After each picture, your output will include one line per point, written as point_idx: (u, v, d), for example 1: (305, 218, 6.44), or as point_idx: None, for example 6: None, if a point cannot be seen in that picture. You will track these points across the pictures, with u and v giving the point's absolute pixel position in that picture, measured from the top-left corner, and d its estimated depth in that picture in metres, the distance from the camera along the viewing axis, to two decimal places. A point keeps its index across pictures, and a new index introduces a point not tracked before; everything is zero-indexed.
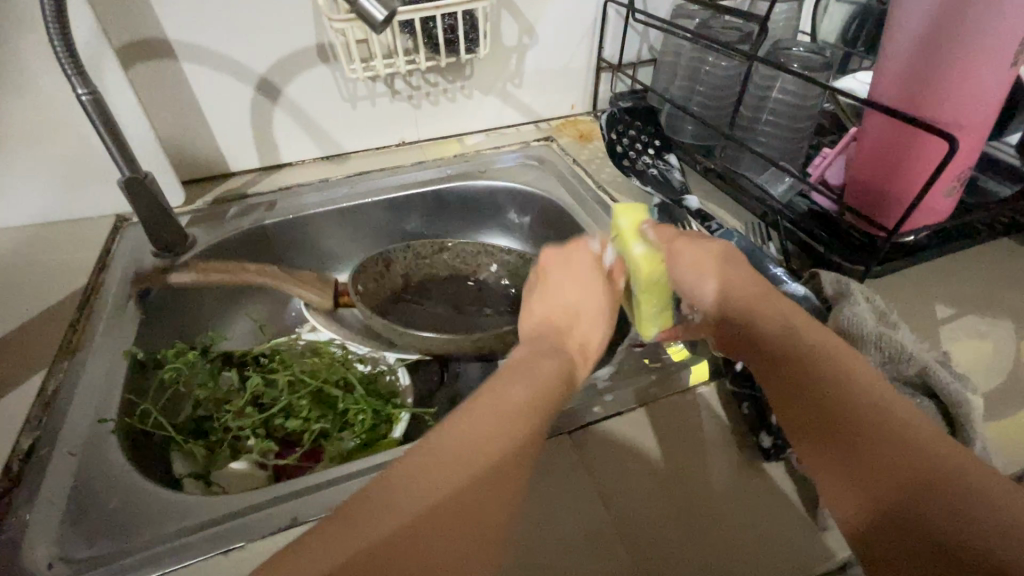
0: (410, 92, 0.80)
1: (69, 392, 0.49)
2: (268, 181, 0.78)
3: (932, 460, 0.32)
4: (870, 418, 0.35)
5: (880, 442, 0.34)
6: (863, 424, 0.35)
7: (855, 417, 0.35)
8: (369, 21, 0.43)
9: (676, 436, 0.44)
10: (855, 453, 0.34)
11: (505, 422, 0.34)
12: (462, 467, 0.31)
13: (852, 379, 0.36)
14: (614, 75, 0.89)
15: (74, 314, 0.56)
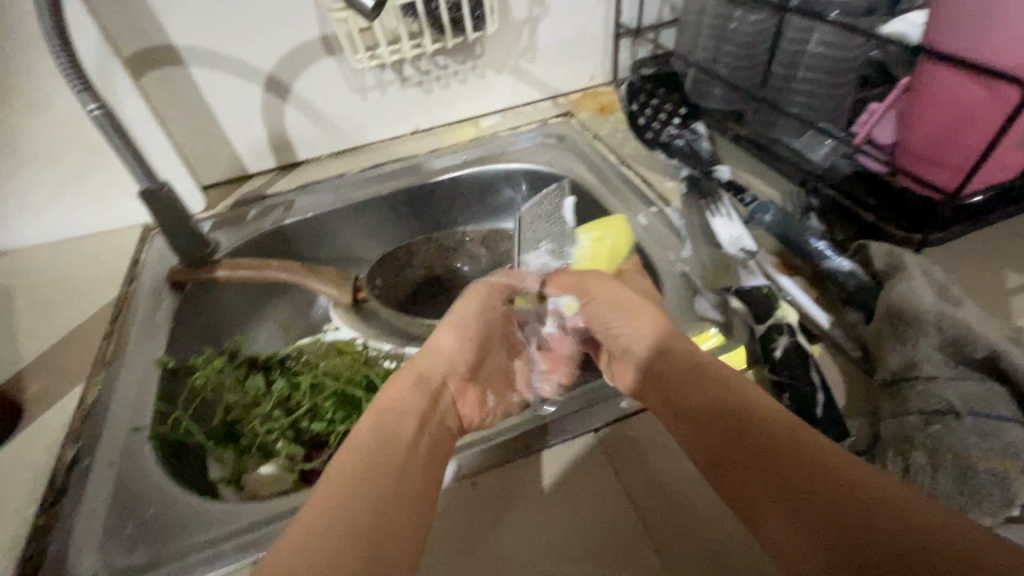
0: (420, 78, 0.77)
1: (106, 402, 0.50)
2: (285, 180, 0.78)
3: (825, 472, 0.31)
4: (760, 442, 0.33)
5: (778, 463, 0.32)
6: (768, 461, 0.32)
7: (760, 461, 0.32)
8: (361, 10, 0.43)
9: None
10: (760, 472, 0.32)
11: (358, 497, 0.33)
12: (352, 485, 0.33)
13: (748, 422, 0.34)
14: (634, 41, 0.83)
15: (108, 326, 0.58)
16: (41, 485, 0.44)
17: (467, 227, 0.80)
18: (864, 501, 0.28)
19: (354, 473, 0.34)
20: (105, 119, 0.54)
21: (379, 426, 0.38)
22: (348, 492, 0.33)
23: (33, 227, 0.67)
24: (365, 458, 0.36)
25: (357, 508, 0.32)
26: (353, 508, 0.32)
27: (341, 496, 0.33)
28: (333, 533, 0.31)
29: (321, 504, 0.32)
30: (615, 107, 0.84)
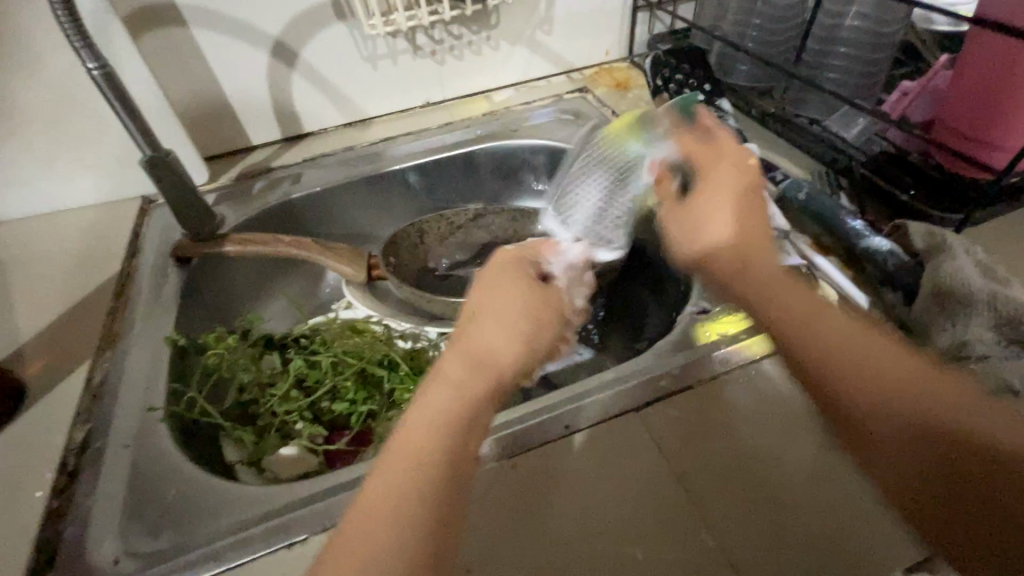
0: (433, 48, 0.74)
1: (116, 381, 0.47)
2: (291, 153, 0.74)
3: (939, 431, 0.31)
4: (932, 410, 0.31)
5: (903, 412, 0.32)
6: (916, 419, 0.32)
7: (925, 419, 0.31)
8: None
9: (753, 409, 0.40)
10: (898, 437, 0.32)
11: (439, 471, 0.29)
12: (450, 440, 0.30)
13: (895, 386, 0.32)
14: (652, 15, 0.81)
15: (112, 301, 0.55)
16: (53, 467, 0.41)
17: (480, 205, 0.78)
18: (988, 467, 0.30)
19: (447, 419, 0.31)
20: (106, 79, 0.50)
21: (472, 364, 0.33)
22: (435, 440, 0.30)
23: (24, 198, 0.63)
24: (459, 397, 0.32)
25: (454, 452, 0.30)
26: (439, 456, 0.30)
27: (431, 447, 0.30)
28: (428, 481, 0.29)
29: (407, 448, 0.30)
30: (632, 84, 0.82)
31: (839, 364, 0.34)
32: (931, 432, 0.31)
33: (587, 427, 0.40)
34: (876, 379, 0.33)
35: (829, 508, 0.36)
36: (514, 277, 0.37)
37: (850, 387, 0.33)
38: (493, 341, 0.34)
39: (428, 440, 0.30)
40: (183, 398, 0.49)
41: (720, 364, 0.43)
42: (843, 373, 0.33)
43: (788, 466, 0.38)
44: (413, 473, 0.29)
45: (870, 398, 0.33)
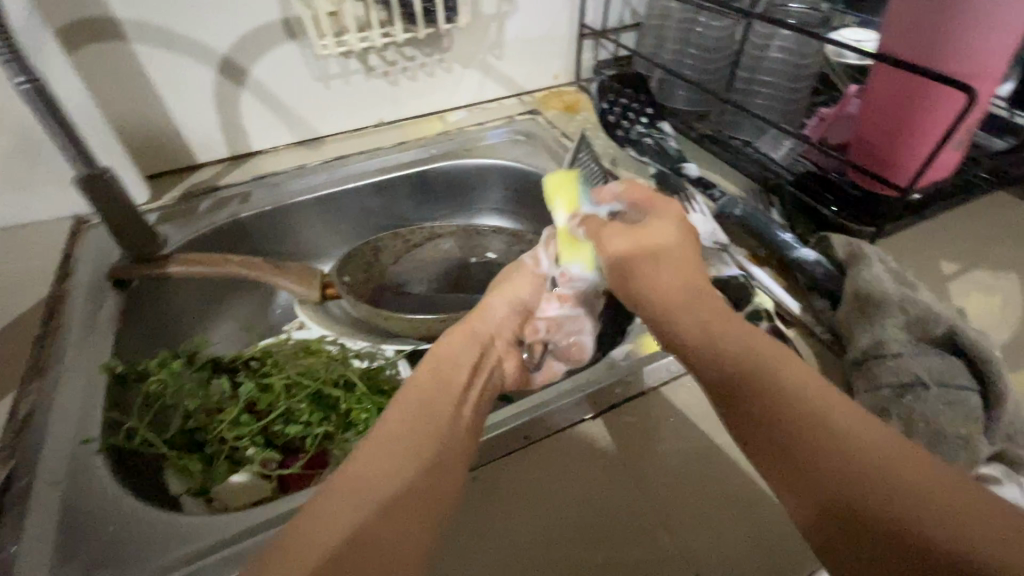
0: (386, 68, 0.75)
1: (45, 412, 0.44)
2: (237, 173, 0.73)
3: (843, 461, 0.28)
4: (823, 459, 0.28)
5: (835, 460, 0.28)
6: (826, 452, 0.29)
7: (818, 455, 0.29)
8: None
9: (705, 409, 0.43)
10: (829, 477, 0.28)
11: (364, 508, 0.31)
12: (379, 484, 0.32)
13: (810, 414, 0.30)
14: (597, 42, 0.86)
15: (40, 327, 0.51)
16: None
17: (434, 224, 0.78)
18: (878, 494, 0.27)
19: (399, 488, 0.32)
20: (36, 94, 0.48)
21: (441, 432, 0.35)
22: (387, 504, 0.31)
23: None
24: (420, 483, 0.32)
25: (405, 522, 0.31)
26: (394, 526, 0.30)
27: (370, 504, 0.31)
28: (380, 540, 0.29)
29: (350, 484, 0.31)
30: (580, 106, 0.86)
31: (777, 415, 0.31)
32: (834, 513, 0.28)
33: (545, 436, 0.41)
34: (830, 461, 0.28)
35: (770, 497, 0.38)
36: (518, 279, 0.51)
37: (825, 441, 0.29)
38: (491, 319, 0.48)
39: (383, 504, 0.31)
40: (123, 427, 0.46)
41: (670, 370, 0.45)
42: (826, 449, 0.29)
43: (737, 461, 0.40)
44: (335, 511, 0.30)
45: (829, 455, 0.28)
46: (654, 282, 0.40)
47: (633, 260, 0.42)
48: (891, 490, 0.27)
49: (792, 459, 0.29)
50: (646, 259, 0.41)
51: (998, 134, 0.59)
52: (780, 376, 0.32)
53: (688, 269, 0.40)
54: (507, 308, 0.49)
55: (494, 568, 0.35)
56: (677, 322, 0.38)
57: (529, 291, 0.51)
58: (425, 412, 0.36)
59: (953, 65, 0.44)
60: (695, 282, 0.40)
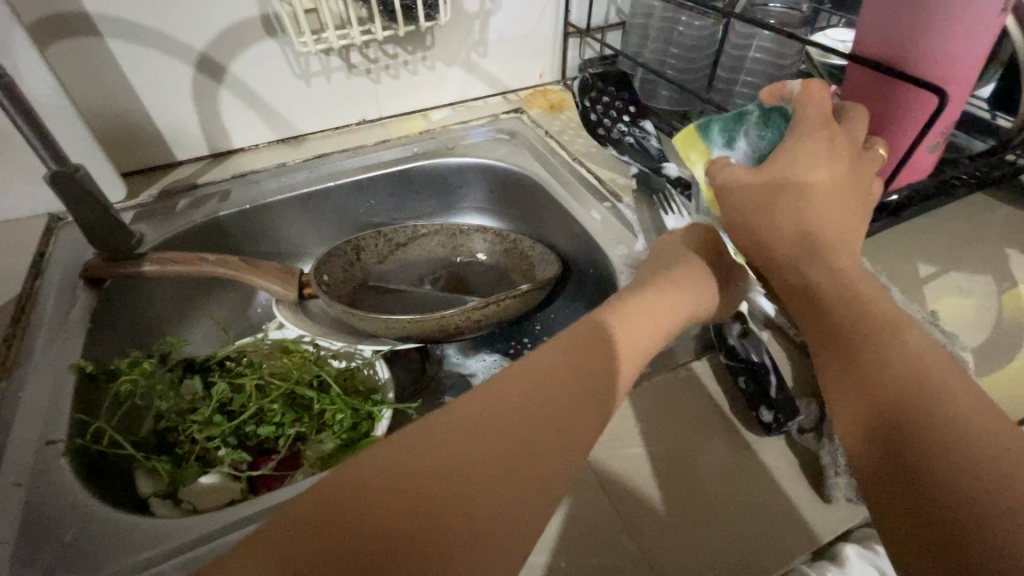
0: (368, 66, 0.74)
1: (10, 414, 0.44)
2: (216, 170, 0.72)
3: (921, 415, 0.28)
4: (914, 416, 0.28)
5: (928, 410, 0.28)
6: (900, 402, 0.29)
7: (903, 400, 0.29)
8: None
9: (678, 414, 0.43)
10: (915, 428, 0.28)
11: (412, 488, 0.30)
12: (416, 473, 0.30)
13: (916, 377, 0.30)
14: (582, 40, 0.85)
15: (9, 327, 0.51)
16: None
17: (416, 223, 0.78)
18: (933, 445, 0.27)
19: (462, 461, 0.31)
20: None
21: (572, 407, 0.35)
22: (431, 474, 0.30)
23: None
24: (511, 457, 0.32)
25: (419, 509, 0.29)
26: (408, 502, 0.29)
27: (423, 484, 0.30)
28: (377, 495, 0.29)
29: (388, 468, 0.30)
30: (565, 105, 0.85)
31: (893, 366, 0.31)
32: (901, 449, 0.28)
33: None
34: (922, 409, 0.28)
35: (734, 500, 0.38)
36: (694, 279, 0.47)
37: (917, 394, 0.29)
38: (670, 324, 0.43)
39: (413, 456, 0.31)
40: (91, 427, 0.46)
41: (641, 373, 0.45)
42: (903, 379, 0.30)
43: (707, 467, 0.40)
44: (379, 484, 0.29)
45: (945, 430, 0.27)
46: (772, 235, 0.40)
47: (750, 195, 0.41)
48: (981, 443, 0.26)
49: (874, 395, 0.30)
50: (762, 208, 0.41)
51: (976, 136, 0.59)
52: (879, 336, 0.32)
53: (815, 206, 0.39)
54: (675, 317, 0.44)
55: None
56: (832, 264, 0.37)
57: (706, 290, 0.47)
58: (544, 364, 0.37)
59: (925, 68, 0.44)
60: (810, 227, 0.39)
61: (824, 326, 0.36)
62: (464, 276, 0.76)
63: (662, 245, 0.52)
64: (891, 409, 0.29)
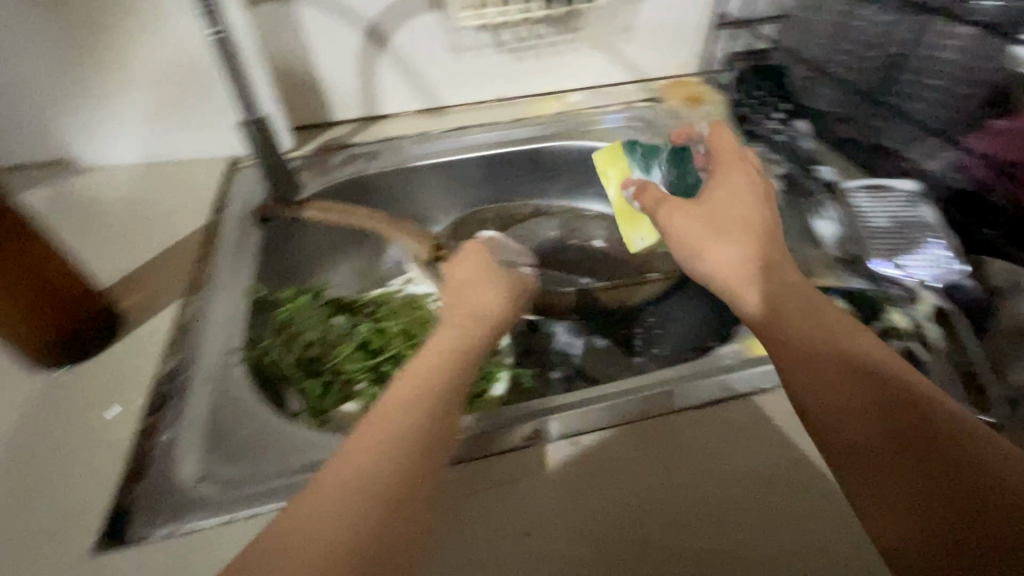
0: (516, 44, 0.77)
1: (200, 322, 0.51)
2: (366, 133, 0.78)
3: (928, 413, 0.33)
4: (909, 417, 0.33)
5: (920, 407, 0.33)
6: (894, 407, 0.33)
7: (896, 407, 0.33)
8: None
9: (709, 432, 0.44)
10: (915, 424, 0.33)
11: (388, 471, 0.32)
12: (392, 456, 0.32)
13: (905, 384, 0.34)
14: (732, 33, 0.82)
15: (200, 249, 0.59)
16: (147, 392, 0.45)
17: (539, 203, 0.80)
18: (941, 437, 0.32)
19: (393, 448, 0.33)
20: (222, 44, 0.54)
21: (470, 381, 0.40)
22: (389, 460, 0.32)
23: (131, 146, 0.69)
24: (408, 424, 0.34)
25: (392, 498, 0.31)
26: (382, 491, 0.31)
27: (384, 467, 0.32)
28: (350, 474, 0.31)
29: (358, 457, 0.32)
30: (704, 98, 0.83)
31: (880, 374, 0.35)
32: (912, 449, 0.32)
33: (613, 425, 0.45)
34: (916, 412, 0.33)
35: None
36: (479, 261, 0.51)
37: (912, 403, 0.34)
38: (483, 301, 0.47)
39: (379, 443, 0.33)
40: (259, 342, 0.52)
41: None
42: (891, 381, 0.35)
43: (727, 499, 0.40)
44: (353, 477, 0.31)
45: (918, 412, 0.33)
46: (729, 258, 0.42)
47: (727, 219, 0.44)
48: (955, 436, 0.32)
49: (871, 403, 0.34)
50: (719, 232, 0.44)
51: None
52: (863, 353, 0.36)
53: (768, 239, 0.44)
54: (485, 295, 0.47)
55: None
56: (783, 277, 0.41)
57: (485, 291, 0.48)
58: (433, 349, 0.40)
59: None
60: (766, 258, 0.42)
61: (803, 347, 0.37)
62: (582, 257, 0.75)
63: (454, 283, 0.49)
64: (895, 415, 0.33)
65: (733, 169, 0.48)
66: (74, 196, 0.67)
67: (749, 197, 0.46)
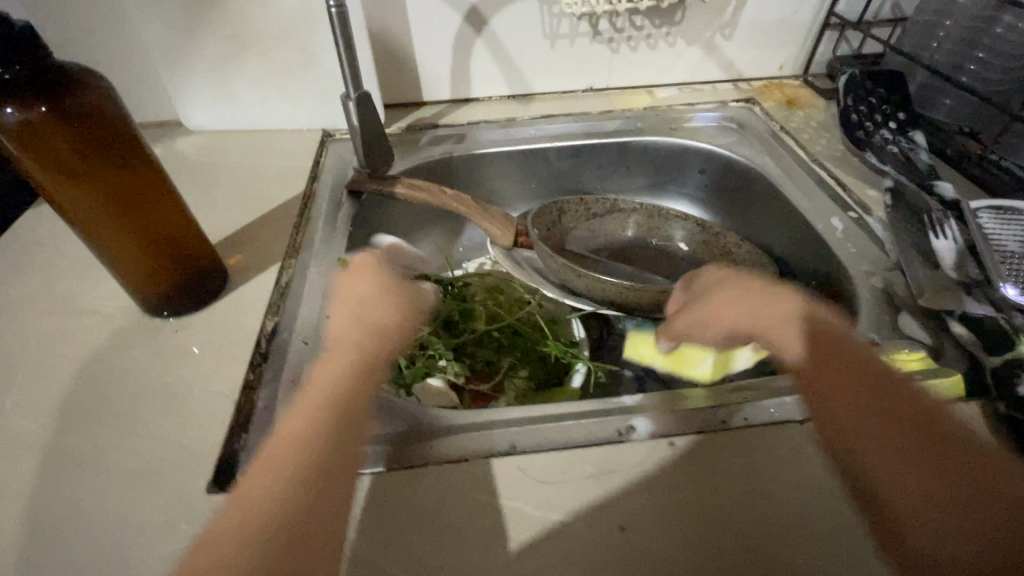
0: (612, 35, 0.75)
1: (299, 285, 0.53)
2: (454, 115, 0.79)
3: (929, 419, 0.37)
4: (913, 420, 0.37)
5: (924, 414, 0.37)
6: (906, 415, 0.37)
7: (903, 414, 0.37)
8: None
9: (810, 450, 0.39)
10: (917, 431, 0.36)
11: (295, 477, 0.31)
12: (301, 461, 0.32)
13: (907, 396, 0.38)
14: (840, 35, 0.78)
15: (296, 216, 0.61)
16: (250, 347, 0.47)
17: (619, 197, 0.78)
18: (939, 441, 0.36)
19: (304, 433, 0.33)
20: (339, 18, 0.55)
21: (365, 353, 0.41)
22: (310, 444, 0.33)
23: (235, 112, 0.73)
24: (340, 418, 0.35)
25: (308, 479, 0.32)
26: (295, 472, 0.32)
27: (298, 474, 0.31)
28: (270, 485, 0.31)
29: (273, 467, 0.32)
30: (802, 102, 0.79)
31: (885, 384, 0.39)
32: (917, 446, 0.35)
33: (704, 428, 0.40)
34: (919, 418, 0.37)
35: None
36: (369, 274, 0.48)
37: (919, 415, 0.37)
38: (380, 310, 0.45)
39: (295, 456, 0.32)
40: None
41: None
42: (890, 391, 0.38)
43: (811, 519, 0.35)
44: (259, 497, 0.30)
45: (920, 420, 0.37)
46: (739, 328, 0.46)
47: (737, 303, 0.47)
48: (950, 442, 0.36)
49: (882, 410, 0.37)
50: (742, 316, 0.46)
51: None
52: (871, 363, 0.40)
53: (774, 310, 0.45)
54: (389, 309, 0.46)
55: (688, 537, 0.35)
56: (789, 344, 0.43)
57: (386, 308, 0.46)
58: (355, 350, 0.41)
59: None
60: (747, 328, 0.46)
61: (824, 357, 0.41)
62: (658, 258, 0.74)
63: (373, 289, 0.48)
64: (922, 434, 0.36)
65: (726, 287, 0.48)
66: (179, 155, 0.70)
67: (788, 310, 0.44)
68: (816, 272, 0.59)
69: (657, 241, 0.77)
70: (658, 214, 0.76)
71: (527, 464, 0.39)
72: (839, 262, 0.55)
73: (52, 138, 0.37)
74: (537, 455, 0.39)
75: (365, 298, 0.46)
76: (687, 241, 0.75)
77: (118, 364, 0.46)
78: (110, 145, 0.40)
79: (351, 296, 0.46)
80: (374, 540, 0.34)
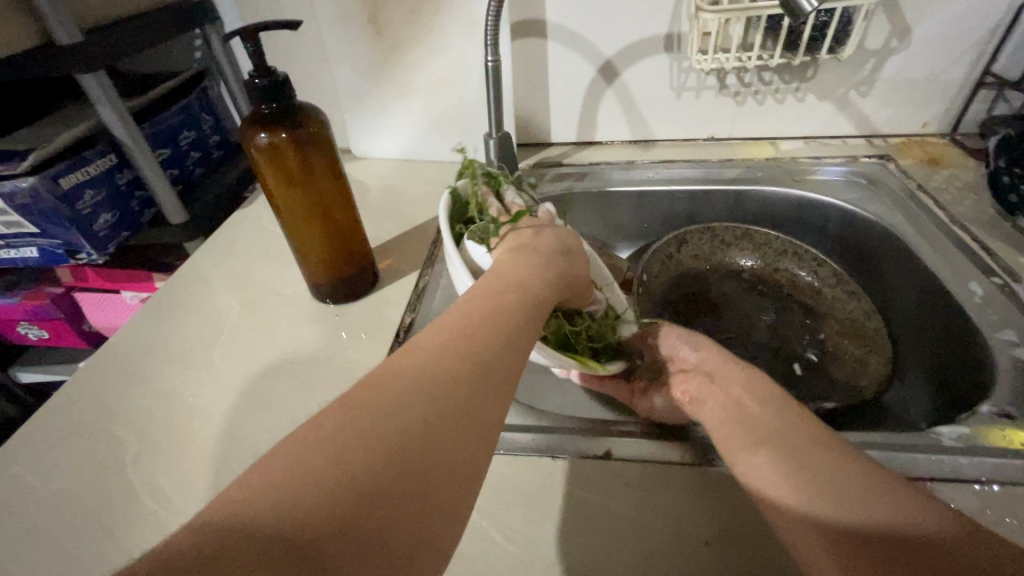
0: (739, 88, 0.78)
1: (432, 290, 0.62)
2: (578, 155, 0.86)
3: None
4: None
5: None
6: None
7: None
8: (794, 12, 0.45)
9: None
10: None
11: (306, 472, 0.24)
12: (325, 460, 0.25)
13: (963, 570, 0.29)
14: (998, 94, 0.74)
15: (435, 231, 0.71)
16: (390, 336, 0.56)
17: (753, 231, 0.76)
18: None
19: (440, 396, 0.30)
20: (494, 69, 0.65)
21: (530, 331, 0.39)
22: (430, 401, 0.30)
23: (394, 143, 0.87)
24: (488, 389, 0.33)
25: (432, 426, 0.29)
26: (409, 421, 0.28)
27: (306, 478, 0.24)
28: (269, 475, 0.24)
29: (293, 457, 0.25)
30: (947, 160, 0.76)
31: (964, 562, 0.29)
32: None
33: None
34: None
35: None
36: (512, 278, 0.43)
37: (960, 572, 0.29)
38: (504, 307, 0.39)
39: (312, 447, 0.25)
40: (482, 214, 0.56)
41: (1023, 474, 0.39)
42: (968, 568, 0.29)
43: None
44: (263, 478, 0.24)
45: None
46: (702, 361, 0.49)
47: (715, 369, 0.47)
48: None
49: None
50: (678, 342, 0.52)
51: None
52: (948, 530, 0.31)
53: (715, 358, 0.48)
54: (516, 317, 0.39)
55: (759, 561, 0.36)
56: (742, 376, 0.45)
57: (509, 312, 0.39)
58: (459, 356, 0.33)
59: None
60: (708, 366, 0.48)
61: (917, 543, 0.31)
62: (782, 323, 0.72)
63: (511, 289, 0.42)
64: None
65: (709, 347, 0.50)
66: (350, 176, 0.85)
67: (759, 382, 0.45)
68: (952, 344, 0.55)
69: (789, 289, 0.74)
70: (790, 252, 0.74)
71: (623, 472, 0.42)
72: (976, 330, 0.52)
73: (289, 153, 0.49)
74: (631, 465, 0.42)
75: (496, 293, 0.41)
76: (821, 308, 0.71)
77: (297, 337, 0.58)
78: (322, 162, 0.51)
79: (489, 290, 0.41)
80: (480, 510, 0.40)
